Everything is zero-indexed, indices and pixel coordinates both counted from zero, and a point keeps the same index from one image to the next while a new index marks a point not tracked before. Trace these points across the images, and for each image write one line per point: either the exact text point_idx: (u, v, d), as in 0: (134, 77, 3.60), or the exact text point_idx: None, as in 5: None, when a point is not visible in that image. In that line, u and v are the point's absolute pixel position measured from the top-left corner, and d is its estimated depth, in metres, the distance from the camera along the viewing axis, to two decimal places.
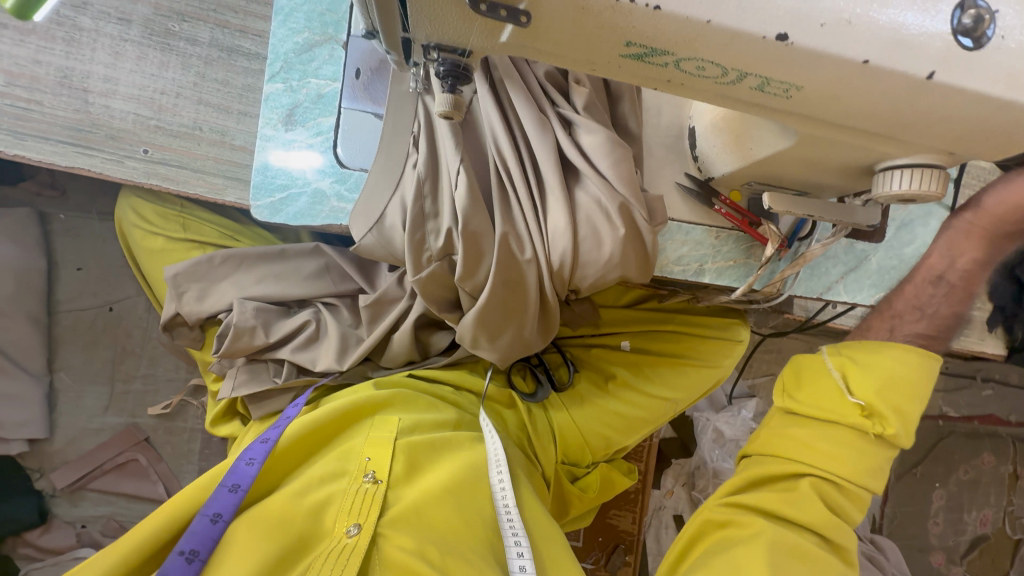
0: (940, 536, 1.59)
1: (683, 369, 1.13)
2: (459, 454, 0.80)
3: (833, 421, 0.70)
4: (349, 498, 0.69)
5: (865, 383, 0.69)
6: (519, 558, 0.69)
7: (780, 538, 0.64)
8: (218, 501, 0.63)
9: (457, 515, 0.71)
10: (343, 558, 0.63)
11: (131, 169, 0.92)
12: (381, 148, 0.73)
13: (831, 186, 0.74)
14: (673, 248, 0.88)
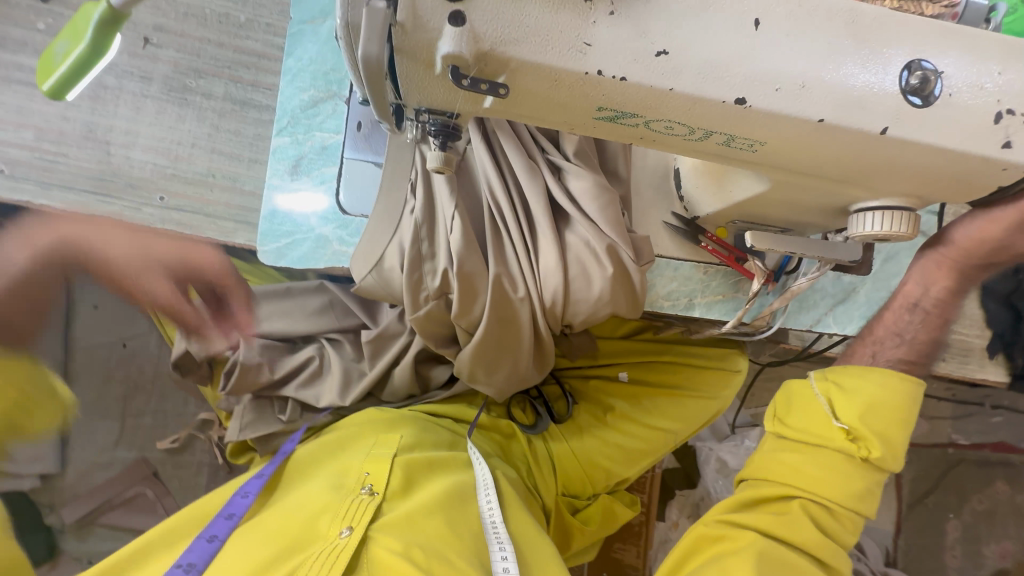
0: (957, 569, 1.54)
1: (680, 400, 1.14)
2: (455, 473, 0.83)
3: (819, 444, 0.68)
4: (343, 505, 0.72)
5: (849, 407, 0.67)
6: (504, 563, 0.69)
7: (771, 557, 0.63)
8: (213, 526, 0.71)
9: (446, 523, 0.72)
10: (331, 559, 0.65)
11: (148, 215, 0.98)
12: (381, 194, 0.77)
13: (811, 224, 0.77)
14: (663, 283, 0.91)
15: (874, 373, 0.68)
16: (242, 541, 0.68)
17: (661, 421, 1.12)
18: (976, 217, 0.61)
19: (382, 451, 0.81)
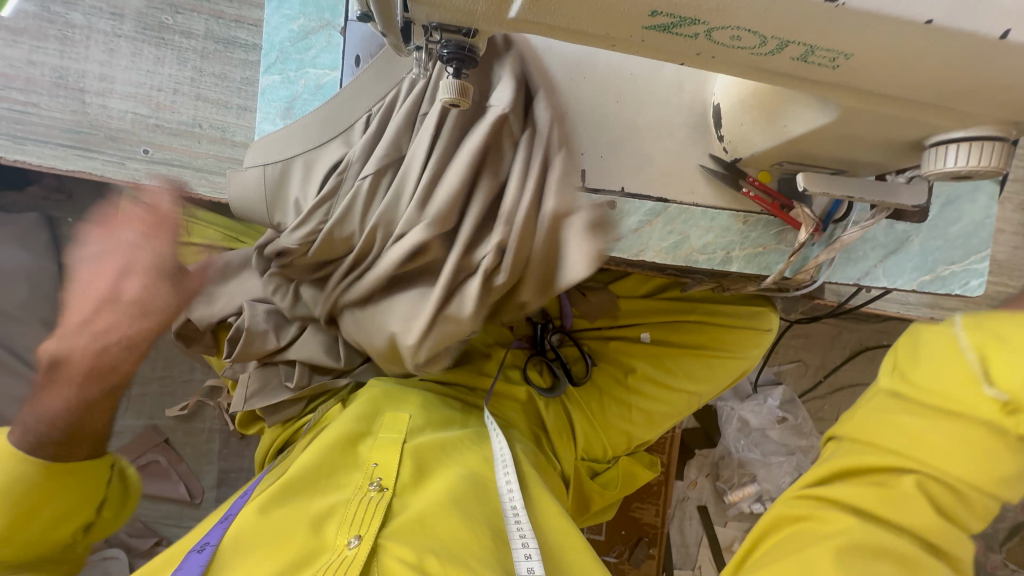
0: None
1: (706, 360, 1.09)
2: (469, 459, 0.81)
3: (953, 412, 0.52)
4: (351, 508, 0.69)
5: (1014, 373, 0.49)
6: (527, 559, 0.66)
7: (864, 541, 0.52)
8: (209, 534, 0.65)
9: (460, 521, 0.68)
10: (340, 572, 0.61)
11: (133, 171, 0.90)
12: (332, 103, 0.71)
13: (869, 163, 0.68)
14: (698, 236, 0.81)
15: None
16: (238, 552, 0.63)
17: (685, 382, 1.08)
18: None
19: (391, 438, 0.79)
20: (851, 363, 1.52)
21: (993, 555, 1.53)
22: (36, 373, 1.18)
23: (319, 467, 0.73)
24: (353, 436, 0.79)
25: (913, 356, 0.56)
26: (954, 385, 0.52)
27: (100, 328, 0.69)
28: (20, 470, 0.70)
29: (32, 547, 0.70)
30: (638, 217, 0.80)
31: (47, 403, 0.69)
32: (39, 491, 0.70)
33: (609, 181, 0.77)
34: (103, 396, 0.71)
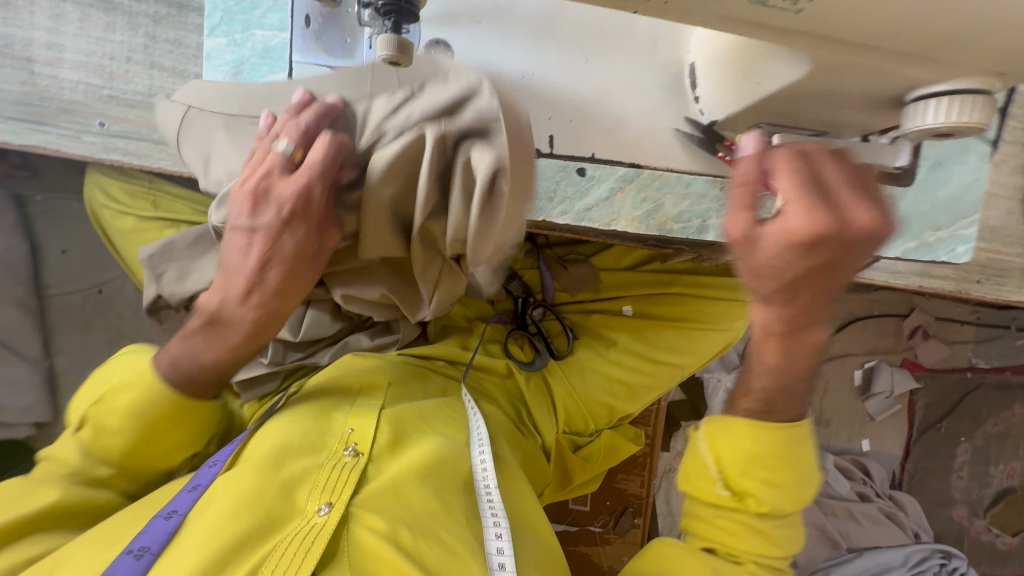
0: (963, 489, 1.54)
1: (688, 333, 1.07)
2: (446, 429, 0.80)
3: (723, 504, 0.69)
4: (324, 473, 0.67)
5: (732, 453, 0.67)
6: (498, 539, 0.66)
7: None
8: (177, 500, 0.63)
9: (432, 493, 0.68)
10: (310, 539, 0.60)
11: (90, 145, 0.87)
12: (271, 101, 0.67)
13: (852, 124, 0.64)
14: (672, 204, 0.76)
15: (793, 429, 0.66)
16: (207, 514, 0.61)
17: (665, 354, 1.06)
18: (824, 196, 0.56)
19: (370, 403, 0.78)
20: (840, 335, 1.51)
21: (977, 520, 1.54)
22: (13, 353, 1.18)
23: (296, 432, 0.71)
24: (329, 403, 0.77)
25: (724, 432, 0.68)
26: (756, 464, 0.66)
27: (267, 254, 0.67)
28: (137, 405, 0.68)
29: (47, 492, 0.65)
30: (609, 184, 0.75)
31: (200, 346, 0.69)
32: (144, 421, 0.68)
33: (578, 147, 0.74)
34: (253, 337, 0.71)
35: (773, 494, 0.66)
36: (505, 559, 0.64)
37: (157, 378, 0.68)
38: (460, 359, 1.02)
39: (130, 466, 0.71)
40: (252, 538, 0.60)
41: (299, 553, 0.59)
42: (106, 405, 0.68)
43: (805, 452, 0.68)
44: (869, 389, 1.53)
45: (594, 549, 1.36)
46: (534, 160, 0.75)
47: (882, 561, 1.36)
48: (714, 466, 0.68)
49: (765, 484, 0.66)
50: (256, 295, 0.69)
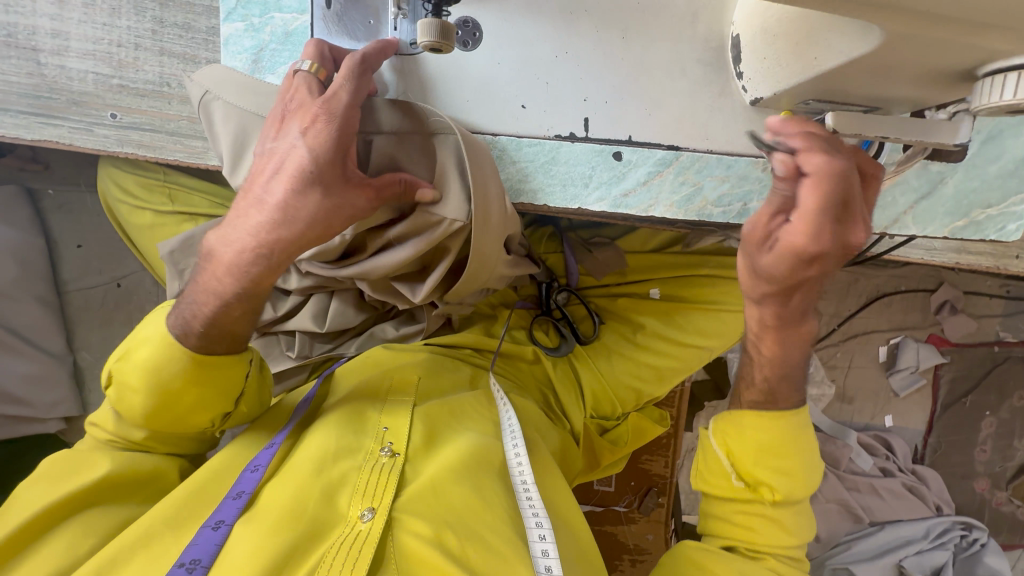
0: (986, 463, 1.54)
1: (718, 315, 1.03)
2: (480, 425, 0.78)
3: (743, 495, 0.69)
4: (364, 477, 0.66)
5: (743, 442, 0.69)
6: (542, 541, 0.64)
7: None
8: (222, 509, 0.62)
9: (474, 491, 0.66)
10: (356, 548, 0.59)
11: (103, 138, 0.84)
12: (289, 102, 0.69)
13: (908, 98, 0.61)
14: (712, 187, 0.73)
15: (794, 417, 0.69)
16: (253, 524, 0.60)
17: (692, 337, 1.03)
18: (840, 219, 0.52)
19: (401, 402, 0.77)
20: (866, 312, 1.49)
21: (999, 492, 1.54)
22: (38, 350, 1.18)
23: (330, 437, 0.70)
24: (361, 404, 0.76)
25: (734, 427, 0.70)
26: (764, 454, 0.68)
27: (276, 168, 0.61)
28: (160, 361, 0.65)
29: (96, 466, 0.67)
30: (648, 168, 0.72)
31: (210, 282, 0.66)
32: (158, 397, 0.66)
33: (614, 131, 0.71)
34: (247, 311, 0.67)
35: (781, 481, 0.67)
36: (552, 562, 0.62)
37: (182, 341, 0.66)
38: (485, 347, 1.00)
39: (166, 427, 0.69)
40: (296, 552, 0.58)
41: (346, 562, 0.57)
42: (130, 361, 0.67)
43: (809, 442, 0.70)
44: (893, 364, 1.51)
45: (618, 528, 1.38)
46: (568, 145, 0.72)
47: (903, 534, 1.39)
48: (722, 454, 0.71)
49: (778, 473, 0.68)
50: (246, 250, 0.63)
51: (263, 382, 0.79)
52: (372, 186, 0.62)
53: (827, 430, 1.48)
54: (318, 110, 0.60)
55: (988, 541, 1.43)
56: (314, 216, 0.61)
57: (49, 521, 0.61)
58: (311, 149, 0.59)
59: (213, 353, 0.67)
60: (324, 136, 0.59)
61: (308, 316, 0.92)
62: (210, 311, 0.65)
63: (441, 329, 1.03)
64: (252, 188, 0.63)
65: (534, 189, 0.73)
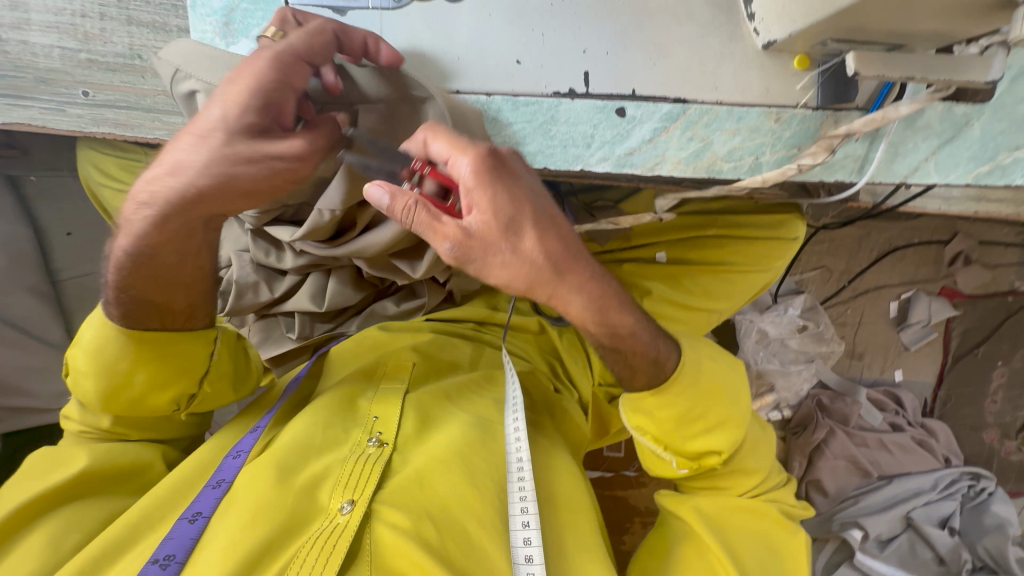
0: (997, 413, 1.51)
1: (725, 276, 1.01)
2: (476, 408, 0.78)
3: (694, 460, 0.74)
4: (347, 469, 0.65)
5: (675, 416, 0.71)
6: (525, 528, 0.61)
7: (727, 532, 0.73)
8: (201, 500, 0.63)
9: (463, 478, 0.65)
10: (332, 539, 0.58)
11: (75, 118, 0.80)
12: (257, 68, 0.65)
13: (933, 33, 0.56)
14: (723, 140, 0.68)
15: (719, 369, 0.74)
16: (229, 518, 0.60)
17: (702, 297, 1.01)
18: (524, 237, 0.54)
19: (393, 389, 0.77)
20: (877, 267, 1.46)
21: (1010, 442, 1.52)
22: (38, 341, 1.16)
23: (317, 428, 0.70)
24: (352, 393, 0.77)
25: (646, 414, 0.72)
26: (687, 423, 0.72)
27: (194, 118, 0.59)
28: (102, 348, 0.68)
29: (77, 459, 0.69)
30: (653, 124, 0.67)
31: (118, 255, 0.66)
32: (116, 382, 0.69)
33: (616, 85, 0.66)
34: (174, 286, 0.68)
35: (718, 434, 0.73)
36: (533, 552, 0.59)
37: (113, 320, 0.68)
38: (490, 320, 0.99)
39: (127, 411, 0.72)
40: (271, 547, 0.57)
41: (319, 554, 0.56)
42: (80, 348, 0.70)
43: (720, 371, 0.74)
44: (904, 320, 1.48)
45: (628, 492, 1.38)
46: (568, 103, 0.67)
47: (912, 487, 1.39)
48: (652, 441, 0.74)
49: (709, 431, 0.73)
50: (148, 210, 0.62)
51: (240, 363, 0.82)
52: (301, 139, 0.58)
53: (836, 387, 1.49)
54: (249, 65, 0.57)
55: (995, 490, 1.44)
56: (208, 167, 0.57)
57: (34, 515, 0.64)
58: (230, 108, 0.57)
59: (146, 327, 0.68)
60: (247, 91, 0.56)
61: (306, 296, 0.90)
62: (119, 280, 0.66)
63: (443, 305, 1.01)
64: (164, 149, 0.60)
65: (531, 152, 0.69)
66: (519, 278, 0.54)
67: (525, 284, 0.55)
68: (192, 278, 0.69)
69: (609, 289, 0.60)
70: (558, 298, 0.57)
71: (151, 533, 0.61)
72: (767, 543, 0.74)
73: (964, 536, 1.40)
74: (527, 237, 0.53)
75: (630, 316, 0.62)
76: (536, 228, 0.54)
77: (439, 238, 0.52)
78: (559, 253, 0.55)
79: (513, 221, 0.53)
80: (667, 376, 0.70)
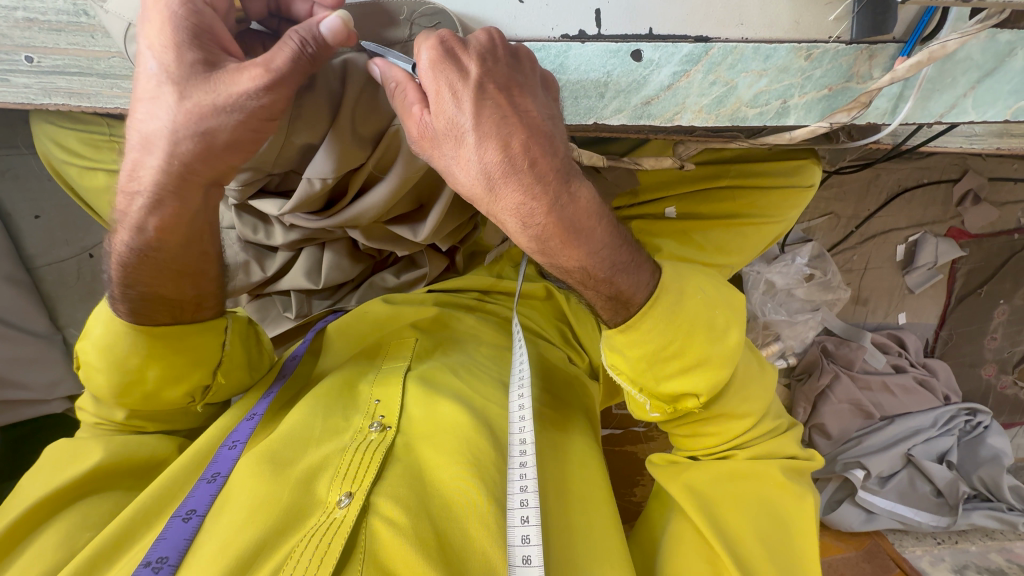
0: (996, 350, 1.54)
1: (741, 230, 0.95)
2: (483, 387, 0.75)
3: (670, 403, 0.66)
4: (346, 460, 0.62)
5: (644, 348, 0.61)
6: (524, 524, 0.56)
7: (721, 501, 0.67)
8: (195, 496, 0.60)
9: (469, 469, 0.62)
10: (329, 534, 0.55)
11: (25, 88, 0.73)
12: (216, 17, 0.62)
13: None
14: (748, 84, 0.62)
15: (721, 303, 0.65)
16: (221, 518, 0.57)
17: (719, 246, 0.94)
18: (484, 140, 0.50)
19: (394, 369, 0.75)
20: (885, 211, 1.42)
21: (1005, 376, 1.56)
22: (23, 332, 1.12)
23: (314, 417, 0.67)
24: (352, 377, 0.75)
25: (620, 353, 0.63)
26: (660, 360, 0.62)
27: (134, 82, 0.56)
28: (113, 342, 0.65)
29: (90, 454, 0.66)
30: (672, 68, 0.61)
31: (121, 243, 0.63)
32: (127, 373, 0.66)
33: (632, 23, 0.59)
34: (178, 276, 0.64)
35: (699, 374, 0.63)
36: (531, 549, 0.54)
37: (117, 314, 0.64)
38: (495, 289, 0.95)
39: (143, 405, 0.69)
40: (264, 548, 0.54)
41: (315, 551, 0.53)
42: (91, 343, 0.67)
43: (702, 304, 0.64)
44: (911, 262, 1.46)
45: (639, 447, 1.39)
46: (578, 46, 0.60)
47: (913, 425, 1.42)
48: (628, 383, 0.65)
49: (687, 372, 0.63)
50: (132, 193, 0.59)
51: (256, 353, 0.78)
52: (253, 63, 0.52)
53: (841, 333, 1.49)
54: (165, 8, 0.53)
55: (991, 424, 1.47)
56: (176, 126, 0.54)
57: (46, 513, 0.62)
58: (166, 57, 0.53)
59: (157, 321, 0.65)
60: (183, 39, 0.53)
61: (300, 273, 0.85)
62: (119, 272, 0.63)
63: (446, 274, 0.97)
64: (131, 130, 0.57)
65: None
66: (466, 179, 0.52)
67: (472, 188, 0.52)
68: (197, 267, 0.65)
69: (568, 215, 0.53)
70: (498, 212, 0.53)
71: (145, 532, 0.59)
72: (767, 510, 0.66)
73: (961, 467, 1.45)
74: (462, 138, 0.51)
75: (578, 252, 0.54)
76: (475, 125, 0.50)
77: (412, 130, 0.54)
78: (502, 164, 0.50)
79: (457, 124, 0.50)
80: (634, 304, 0.60)
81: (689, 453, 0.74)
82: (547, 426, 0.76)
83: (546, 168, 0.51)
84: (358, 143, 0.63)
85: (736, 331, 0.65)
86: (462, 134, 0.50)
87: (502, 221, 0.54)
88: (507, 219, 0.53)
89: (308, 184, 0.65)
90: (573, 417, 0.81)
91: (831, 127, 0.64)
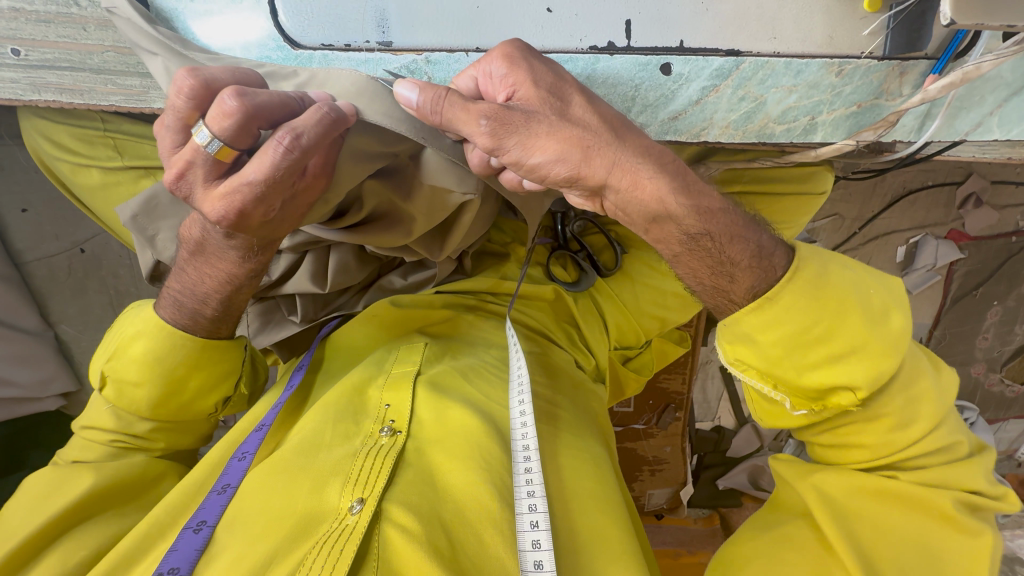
0: (986, 349, 1.57)
1: None
2: (493, 389, 0.72)
3: (818, 402, 0.59)
4: (359, 463, 0.59)
5: (782, 327, 0.54)
6: (534, 530, 0.55)
7: (859, 516, 0.58)
8: (206, 508, 0.58)
9: (481, 473, 0.59)
10: (341, 542, 0.52)
11: (11, 81, 0.70)
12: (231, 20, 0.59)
13: None
14: (777, 100, 0.64)
15: (877, 286, 0.57)
16: (236, 528, 0.55)
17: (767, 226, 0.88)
18: (513, 72, 0.52)
19: (405, 373, 0.71)
20: (889, 213, 1.43)
21: (993, 374, 1.60)
22: (14, 329, 1.10)
23: (326, 423, 0.65)
24: (362, 380, 0.71)
25: (748, 342, 0.57)
26: (801, 347, 0.55)
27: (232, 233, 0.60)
28: (156, 353, 0.70)
29: (81, 481, 0.66)
30: (701, 83, 0.64)
31: (193, 278, 0.68)
32: (167, 378, 0.71)
33: (663, 36, 0.63)
34: (235, 291, 0.69)
35: (853, 362, 0.55)
36: (542, 556, 0.53)
37: (170, 323, 0.70)
38: (501, 290, 0.92)
39: (173, 416, 0.74)
40: (278, 557, 0.52)
41: (329, 560, 0.50)
42: (124, 357, 0.70)
43: (852, 277, 0.56)
44: (910, 264, 1.47)
45: (638, 443, 1.40)
46: (606, 59, 0.64)
47: None
48: (757, 378, 0.59)
49: (833, 361, 0.55)
50: (195, 219, 0.64)
51: (254, 374, 0.85)
52: (324, 177, 0.57)
53: None
54: (233, 203, 0.52)
55: (977, 421, 1.48)
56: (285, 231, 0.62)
57: (46, 538, 0.61)
58: (260, 224, 0.57)
59: (217, 335, 0.72)
60: (275, 213, 0.56)
61: (306, 278, 0.82)
62: (185, 305, 0.70)
63: (453, 276, 0.93)
64: (233, 247, 0.63)
65: None
66: (533, 107, 0.50)
67: (538, 110, 0.50)
68: (252, 286, 0.70)
69: (630, 131, 0.51)
70: (566, 132, 0.49)
71: (161, 542, 0.58)
72: (918, 547, 0.55)
73: None
74: (521, 79, 0.51)
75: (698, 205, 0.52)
76: (532, 69, 0.51)
77: (470, 114, 0.49)
78: (552, 102, 0.50)
79: (489, 73, 0.53)
80: (778, 278, 0.55)
81: (823, 458, 0.65)
82: (556, 429, 0.70)
83: (613, 122, 0.51)
84: (365, 158, 0.59)
85: (899, 314, 0.56)
86: (495, 84, 0.53)
87: (592, 156, 0.49)
88: (625, 159, 0.50)
89: (323, 204, 0.60)
90: (579, 422, 0.75)
91: (857, 144, 0.66)
